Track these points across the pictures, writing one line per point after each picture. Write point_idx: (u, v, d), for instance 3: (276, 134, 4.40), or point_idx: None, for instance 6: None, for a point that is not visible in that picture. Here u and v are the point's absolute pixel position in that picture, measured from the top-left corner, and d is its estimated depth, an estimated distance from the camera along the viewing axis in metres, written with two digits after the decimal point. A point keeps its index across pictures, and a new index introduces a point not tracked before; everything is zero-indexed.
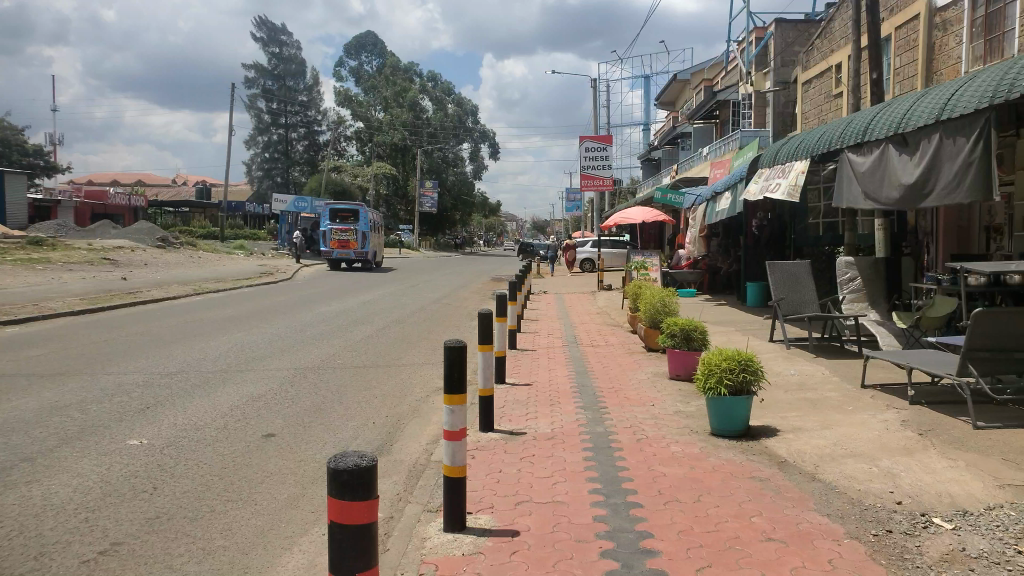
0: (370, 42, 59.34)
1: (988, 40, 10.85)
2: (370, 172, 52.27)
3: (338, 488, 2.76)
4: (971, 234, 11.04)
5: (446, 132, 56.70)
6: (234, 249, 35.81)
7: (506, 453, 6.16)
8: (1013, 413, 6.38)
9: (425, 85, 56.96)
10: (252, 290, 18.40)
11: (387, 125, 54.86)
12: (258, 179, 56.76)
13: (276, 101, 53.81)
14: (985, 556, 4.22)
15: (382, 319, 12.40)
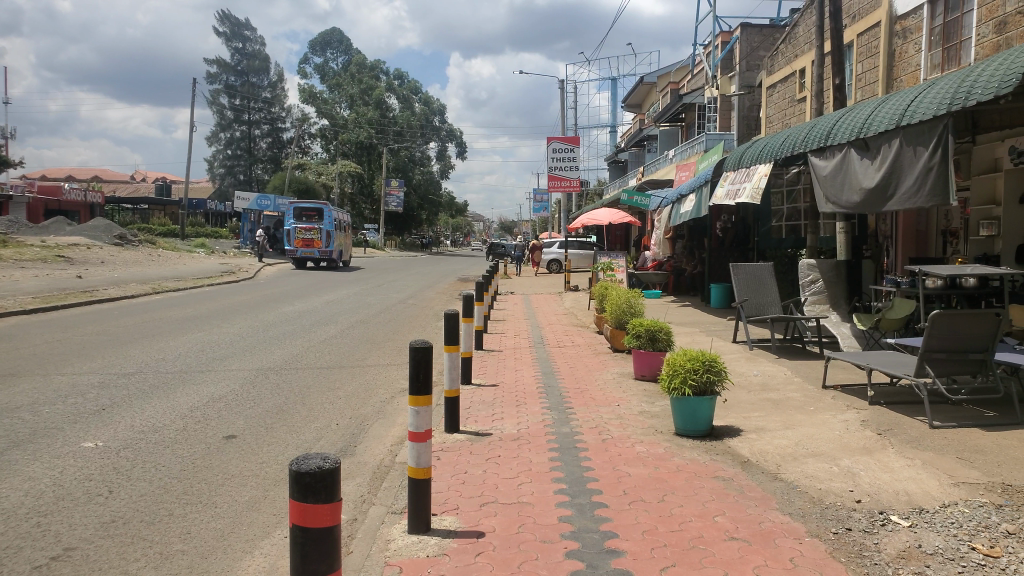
0: (335, 39, 58.72)
1: (946, 48, 11.11)
2: (335, 170, 51.73)
3: (301, 491, 2.71)
4: (928, 238, 11.32)
5: (412, 130, 55.78)
6: (195, 248, 35.16)
7: (472, 453, 6.14)
8: (967, 413, 6.54)
9: (392, 84, 56.58)
10: (213, 290, 18.09)
11: (352, 123, 54.28)
12: (221, 176, 55.79)
13: (239, 98, 52.96)
14: (940, 553, 4.30)
15: (346, 319, 12.27)
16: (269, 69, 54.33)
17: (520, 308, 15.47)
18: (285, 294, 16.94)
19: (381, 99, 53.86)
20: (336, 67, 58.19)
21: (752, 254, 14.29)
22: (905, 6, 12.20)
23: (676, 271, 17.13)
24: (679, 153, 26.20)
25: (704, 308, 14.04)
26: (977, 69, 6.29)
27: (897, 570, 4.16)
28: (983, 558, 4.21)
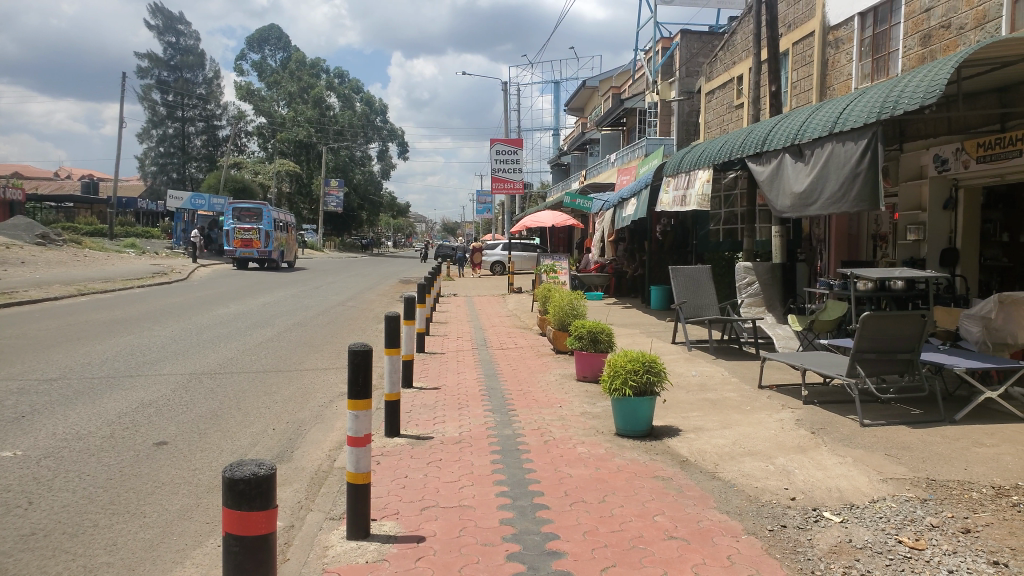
0: (273, 36, 57.41)
1: (875, 59, 11.52)
2: (273, 169, 50.61)
3: (234, 498, 2.62)
4: (859, 242, 11.72)
5: (354, 130, 55.15)
6: (124, 248, 33.91)
7: (413, 457, 6.07)
8: (896, 411, 6.77)
9: (332, 83, 55.63)
10: (141, 292, 17.48)
11: (290, 121, 53.06)
12: (151, 174, 53.67)
13: (172, 94, 51.17)
14: (869, 547, 4.43)
15: (283, 322, 12.01)
16: (204, 64, 52.78)
17: (463, 310, 15.41)
18: (220, 295, 16.50)
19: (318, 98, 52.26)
20: (275, 64, 56.97)
21: (692, 257, 14.57)
22: (838, 17, 12.60)
23: (618, 274, 17.32)
24: (621, 157, 26.55)
25: (645, 310, 14.24)
26: (905, 79, 6.53)
27: (829, 565, 4.26)
28: (910, 551, 4.35)
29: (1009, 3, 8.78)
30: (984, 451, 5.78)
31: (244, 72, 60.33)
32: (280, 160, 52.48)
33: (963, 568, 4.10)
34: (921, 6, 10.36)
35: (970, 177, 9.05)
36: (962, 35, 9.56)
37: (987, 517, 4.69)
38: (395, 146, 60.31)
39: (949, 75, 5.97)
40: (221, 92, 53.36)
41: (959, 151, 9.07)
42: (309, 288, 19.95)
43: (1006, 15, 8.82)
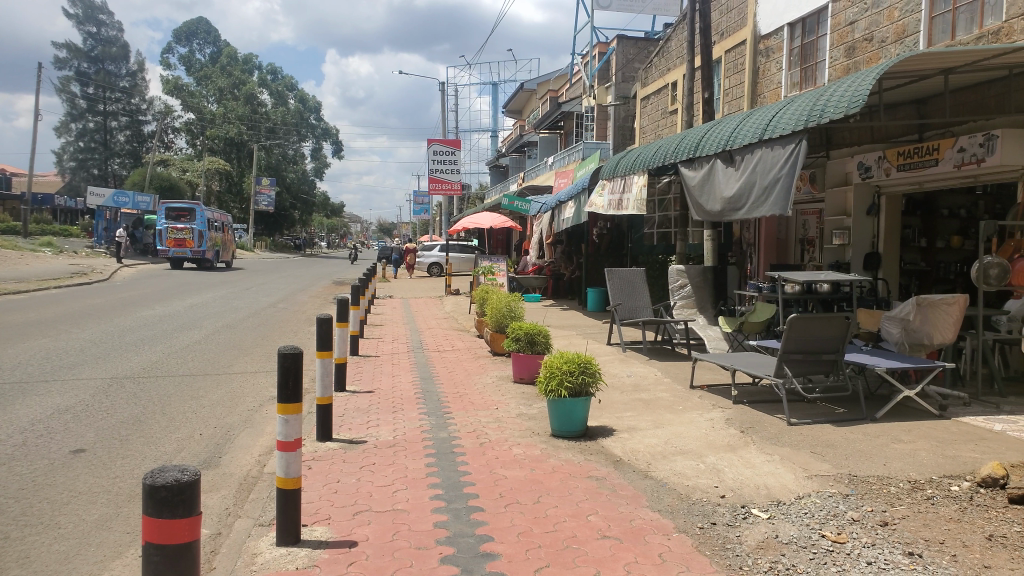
0: (203, 29, 55.61)
1: (804, 68, 11.89)
2: (201, 166, 48.88)
3: (155, 506, 2.54)
4: (788, 246, 12.09)
5: (287, 127, 53.98)
6: (40, 248, 32.20)
7: (345, 462, 5.98)
8: (821, 410, 6.99)
9: (265, 79, 54.12)
10: (56, 293, 16.65)
11: (219, 118, 51.27)
12: (71, 170, 50.69)
13: (92, 86, 48.37)
14: (794, 542, 4.56)
15: (211, 324, 11.66)
16: (129, 57, 50.24)
17: (399, 312, 15.24)
18: (144, 296, 15.95)
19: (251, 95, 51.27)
20: (207, 58, 55.35)
21: (627, 259, 14.81)
22: (768, 26, 12.94)
23: (555, 276, 17.46)
24: (558, 160, 26.79)
25: (582, 311, 14.40)
26: (829, 90, 6.76)
27: (756, 560, 4.37)
28: (832, 544, 4.49)
29: (927, 18, 9.18)
30: (902, 447, 6.02)
31: (174, 66, 58.44)
32: (208, 158, 50.93)
33: (881, 560, 4.25)
34: (846, 18, 10.73)
35: (891, 183, 9.43)
36: (884, 48, 9.94)
37: (903, 510, 4.89)
38: (330, 145, 59.36)
39: (869, 86, 6.20)
40: (145, 86, 50.83)
41: (881, 160, 9.38)
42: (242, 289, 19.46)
43: (924, 29, 9.22)
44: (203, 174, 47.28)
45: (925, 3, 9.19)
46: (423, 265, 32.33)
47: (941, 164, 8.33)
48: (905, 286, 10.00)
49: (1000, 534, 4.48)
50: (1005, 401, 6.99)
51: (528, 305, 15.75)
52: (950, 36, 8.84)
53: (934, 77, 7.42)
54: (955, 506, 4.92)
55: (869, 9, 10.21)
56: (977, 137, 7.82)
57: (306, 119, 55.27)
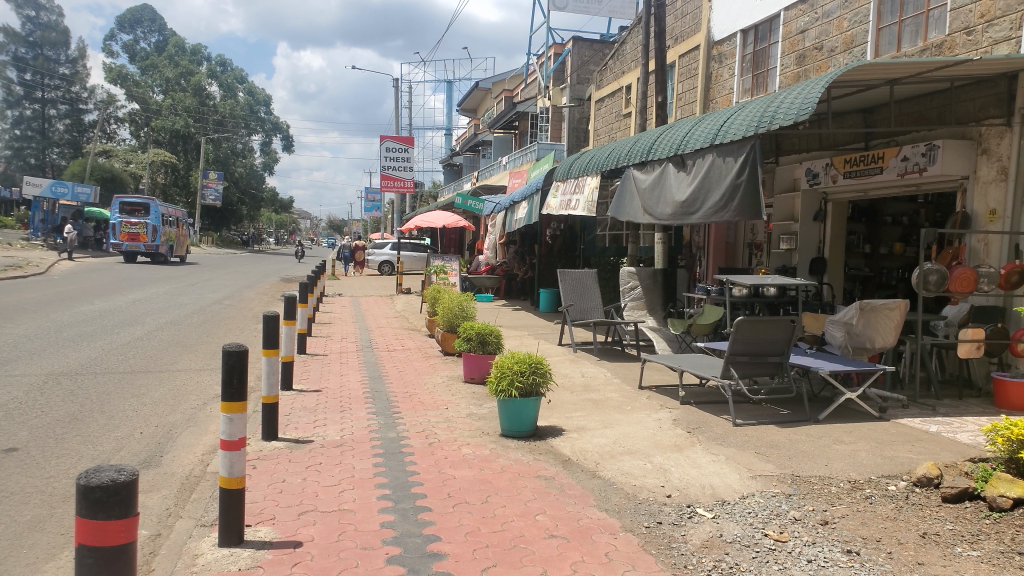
0: (148, 17, 54.01)
1: (756, 75, 12.10)
2: (146, 158, 47.44)
3: (88, 508, 2.46)
4: (736, 250, 12.33)
5: (236, 120, 52.24)
6: None
7: (291, 462, 5.90)
8: (765, 412, 7.13)
9: (214, 70, 52.80)
10: None
11: (166, 110, 49.80)
12: (6, 159, 48.46)
13: (30, 72, 46.24)
14: (738, 540, 4.64)
15: (154, 321, 11.38)
16: (69, 43, 47.95)
17: (348, 310, 15.08)
18: (84, 291, 15.51)
19: (200, 85, 50.25)
20: (152, 46, 53.76)
21: (579, 260, 14.93)
22: (721, 32, 13.11)
23: (508, 276, 17.52)
24: (513, 160, 26.82)
25: (534, 311, 14.44)
26: (780, 96, 6.87)
27: (701, 559, 4.44)
28: (774, 543, 4.58)
29: (874, 29, 9.42)
30: (843, 448, 6.17)
31: (119, 52, 56.65)
32: (152, 149, 49.60)
33: (821, 557, 4.35)
34: (797, 27, 10.93)
35: (837, 190, 9.65)
36: (833, 58, 10.16)
37: (842, 509, 5.01)
38: (280, 139, 58.34)
39: (819, 94, 6.31)
40: (86, 73, 48.88)
41: (828, 167, 9.58)
42: (188, 285, 19.03)
43: (872, 40, 9.46)
44: (148, 165, 46.12)
45: (873, 15, 9.43)
46: (374, 263, 32.08)
47: (886, 172, 8.57)
48: (849, 290, 10.29)
49: (933, 532, 4.61)
50: (942, 403, 7.23)
51: (481, 305, 15.74)
52: (895, 48, 9.09)
53: (879, 87, 7.61)
54: (891, 505, 5.07)
55: (820, 18, 10.41)
56: (920, 147, 8.04)
57: (255, 111, 54.53)
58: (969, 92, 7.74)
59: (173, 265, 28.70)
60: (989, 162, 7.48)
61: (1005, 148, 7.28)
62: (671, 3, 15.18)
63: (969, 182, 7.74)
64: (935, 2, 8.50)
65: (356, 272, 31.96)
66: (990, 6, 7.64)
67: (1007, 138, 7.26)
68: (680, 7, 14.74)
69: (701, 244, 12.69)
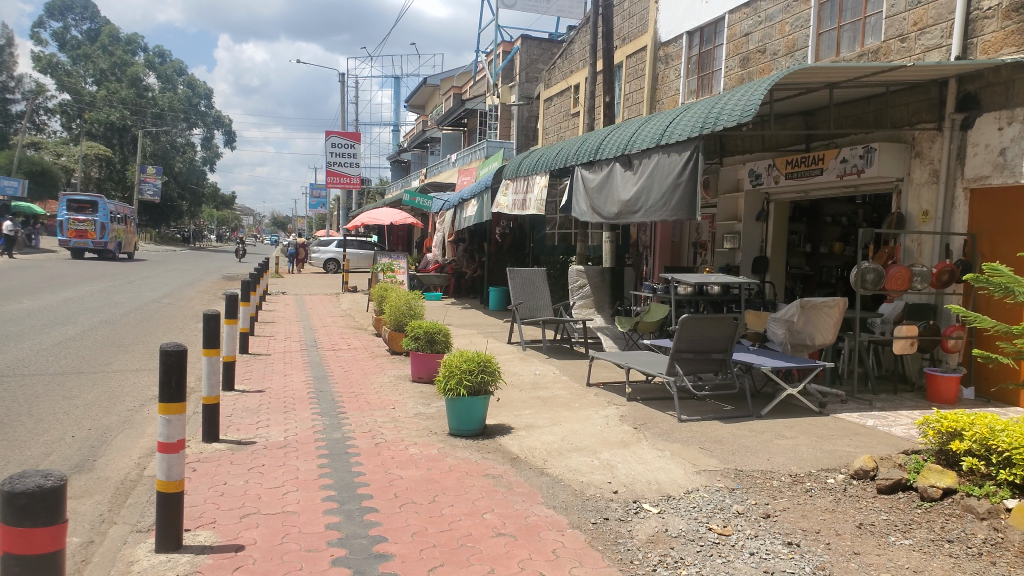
0: (79, 4, 51.82)
1: (701, 76, 12.30)
2: (78, 150, 45.54)
3: (13, 515, 2.36)
4: (682, 249, 12.55)
5: (175, 113, 51.42)
6: None
7: (233, 464, 5.77)
8: (709, 408, 7.27)
9: (152, 62, 51.11)
10: None
11: (101, 100, 47.95)
12: None
13: None
14: (682, 535, 4.71)
15: (87, 320, 10.97)
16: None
17: (293, 308, 14.82)
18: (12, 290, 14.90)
19: (137, 77, 48.78)
20: (85, 35, 51.45)
21: (528, 259, 14.97)
22: (667, 34, 13.29)
23: (457, 274, 17.47)
24: (462, 157, 26.74)
25: (483, 310, 14.44)
26: (723, 98, 6.98)
27: (646, 554, 4.49)
28: (718, 536, 4.66)
29: (814, 34, 9.68)
30: (784, 442, 6.33)
31: (48, 41, 54.07)
32: (84, 142, 47.78)
33: (763, 550, 4.44)
34: (741, 30, 11.15)
35: (779, 191, 9.89)
36: (775, 61, 10.38)
37: (784, 503, 5.13)
38: (221, 134, 56.94)
39: (761, 96, 6.43)
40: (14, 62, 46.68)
41: (770, 168, 9.80)
42: (124, 283, 18.44)
43: (812, 45, 9.72)
44: (80, 160, 44.53)
45: (813, 20, 9.68)
46: (319, 261, 31.63)
47: (826, 173, 8.80)
48: (790, 289, 10.58)
49: (869, 522, 4.75)
50: (878, 398, 7.47)
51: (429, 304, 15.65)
52: (835, 53, 9.37)
53: (819, 91, 7.82)
54: (830, 497, 5.21)
55: (763, 22, 10.65)
56: (858, 149, 8.28)
57: (195, 105, 53.10)
58: (903, 97, 8.04)
59: (112, 263, 27.76)
60: (922, 164, 7.76)
61: (937, 151, 7.57)
62: (619, 3, 15.33)
63: (904, 184, 8.02)
64: (871, 9, 8.81)
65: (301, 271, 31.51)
66: (923, 14, 7.94)
67: (939, 142, 7.55)
68: (628, 7, 14.90)
69: (648, 242, 12.87)
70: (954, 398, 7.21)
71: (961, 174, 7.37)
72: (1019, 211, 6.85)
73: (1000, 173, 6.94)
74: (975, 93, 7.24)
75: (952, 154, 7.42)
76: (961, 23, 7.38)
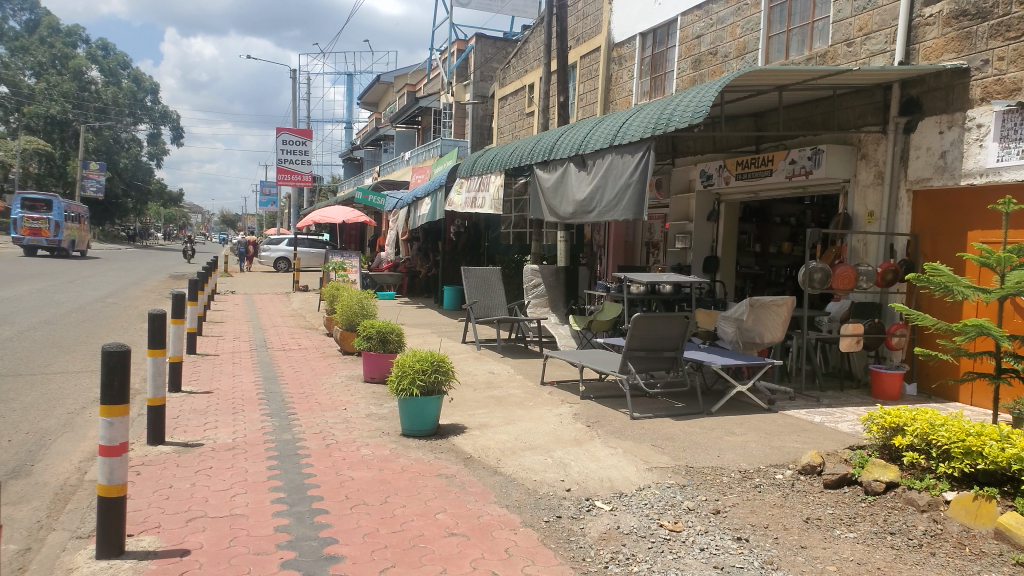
0: None
1: (654, 78, 12.43)
2: (18, 145, 43.84)
3: None
4: (635, 249, 12.71)
5: (119, 108, 50.47)
6: None
7: (179, 467, 5.66)
8: (661, 405, 7.37)
9: (95, 54, 49.59)
10: None
11: (41, 94, 46.18)
12: None
13: None
14: (634, 532, 4.76)
15: (23, 321, 10.61)
16: None
17: (242, 308, 14.57)
18: None
19: (80, 70, 47.36)
20: (21, 25, 48.83)
21: (483, 258, 14.98)
22: (620, 35, 13.39)
23: (411, 273, 17.42)
24: (416, 156, 26.61)
25: (437, 309, 14.41)
26: (676, 99, 7.06)
27: (598, 551, 4.52)
28: (668, 533, 4.72)
29: (764, 37, 9.85)
30: (734, 439, 6.44)
31: None
32: (25, 136, 46.10)
33: (712, 545, 4.51)
34: (693, 32, 11.29)
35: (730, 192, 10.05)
36: (726, 63, 10.54)
37: (732, 498, 5.21)
38: (171, 129, 55.63)
39: (712, 98, 6.51)
40: None
41: (721, 169, 9.94)
42: (65, 283, 17.89)
43: (762, 48, 9.89)
44: (19, 154, 43.00)
45: (763, 23, 9.86)
46: (270, 259, 31.17)
47: (775, 174, 8.96)
48: (741, 288, 10.78)
49: (815, 516, 4.85)
50: (825, 394, 7.66)
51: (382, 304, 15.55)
52: (784, 56, 9.55)
53: (768, 93, 7.95)
54: (778, 492, 5.31)
55: (714, 24, 10.80)
56: (806, 150, 8.44)
57: (139, 99, 52.00)
58: (849, 100, 8.24)
59: (52, 261, 26.87)
60: (867, 166, 7.96)
61: (882, 153, 7.76)
62: (572, 4, 15.41)
63: (850, 185, 8.22)
64: (818, 13, 9.01)
65: (251, 269, 31.07)
66: (868, 19, 8.14)
67: (883, 144, 7.74)
68: (581, 8, 14.99)
69: (602, 242, 13.00)
70: (898, 394, 7.43)
71: (903, 176, 7.60)
72: (960, 212, 7.05)
73: (940, 175, 7.18)
74: (917, 98, 7.45)
75: (896, 157, 7.62)
76: (905, 29, 7.59)
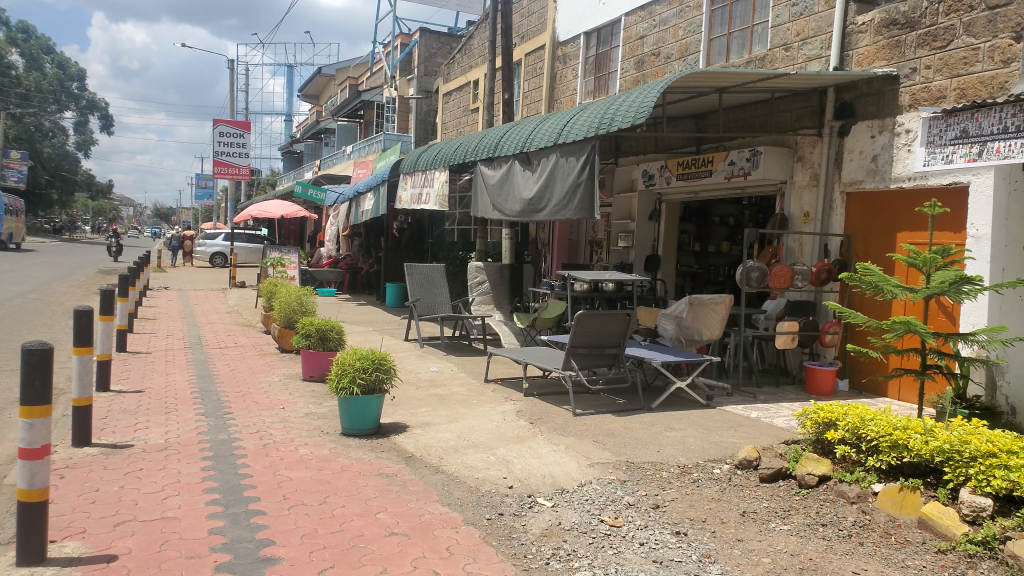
0: None
1: (598, 77, 12.54)
2: None
3: None
4: (579, 247, 12.81)
5: (43, 95, 48.34)
6: None
7: (106, 469, 5.45)
8: (603, 402, 7.45)
9: (16, 38, 47.28)
10: None
11: None
12: None
13: None
14: (575, 528, 4.78)
15: None
16: None
17: (174, 305, 14.15)
18: None
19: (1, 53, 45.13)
20: None
21: (427, 254, 14.91)
22: (565, 33, 13.45)
23: (353, 270, 17.21)
24: (360, 150, 26.27)
25: (380, 307, 14.26)
26: (618, 99, 7.12)
27: (540, 548, 4.54)
28: (609, 528, 4.77)
29: (706, 40, 10.02)
30: (673, 434, 6.54)
31: None
32: None
33: (652, 540, 4.57)
34: (636, 32, 11.42)
35: (671, 191, 10.22)
36: (669, 64, 10.69)
37: (671, 493, 5.30)
38: (100, 118, 53.54)
39: (655, 98, 6.58)
40: None
41: (663, 169, 10.09)
42: None
43: (704, 50, 10.06)
44: None
45: (705, 25, 10.02)
46: (206, 254, 30.35)
47: (715, 175, 9.15)
48: (681, 286, 10.98)
49: (751, 510, 4.95)
50: (762, 390, 7.86)
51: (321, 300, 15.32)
52: (724, 59, 9.74)
53: (709, 95, 8.10)
54: (715, 486, 5.40)
55: (657, 25, 10.94)
56: (745, 153, 8.65)
57: (67, 87, 49.99)
58: (787, 103, 8.46)
59: None
60: (804, 168, 8.20)
61: (817, 156, 8.00)
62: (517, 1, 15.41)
63: (787, 186, 8.45)
64: (758, 18, 9.22)
65: (185, 264, 30.17)
66: (805, 25, 8.37)
67: (819, 147, 7.98)
68: (526, 6, 15.02)
69: (547, 240, 13.08)
70: (830, 390, 7.66)
71: (838, 178, 7.84)
72: (891, 214, 7.31)
73: (872, 178, 7.42)
74: (851, 103, 7.69)
75: (831, 160, 7.86)
76: (839, 35, 7.83)
